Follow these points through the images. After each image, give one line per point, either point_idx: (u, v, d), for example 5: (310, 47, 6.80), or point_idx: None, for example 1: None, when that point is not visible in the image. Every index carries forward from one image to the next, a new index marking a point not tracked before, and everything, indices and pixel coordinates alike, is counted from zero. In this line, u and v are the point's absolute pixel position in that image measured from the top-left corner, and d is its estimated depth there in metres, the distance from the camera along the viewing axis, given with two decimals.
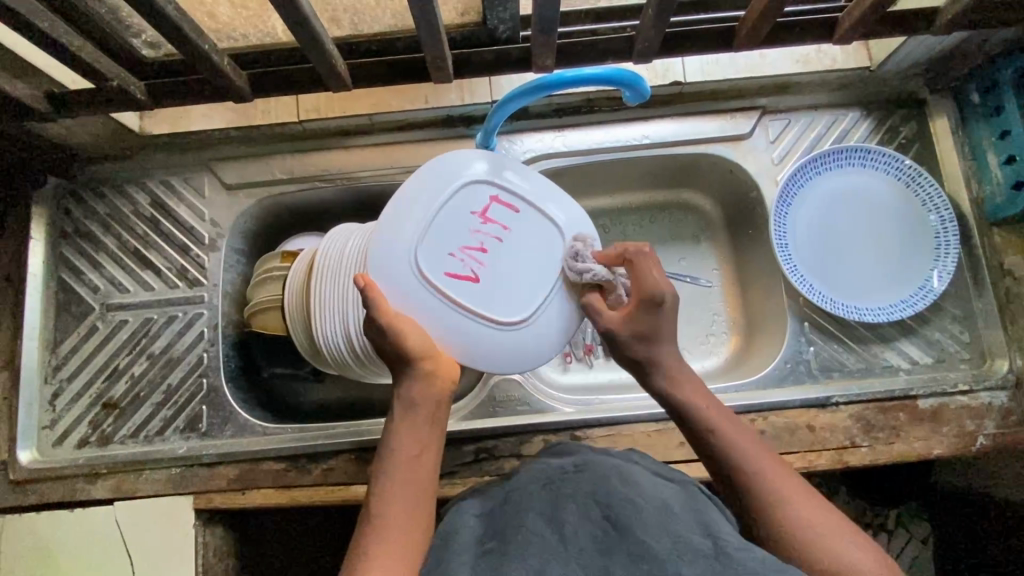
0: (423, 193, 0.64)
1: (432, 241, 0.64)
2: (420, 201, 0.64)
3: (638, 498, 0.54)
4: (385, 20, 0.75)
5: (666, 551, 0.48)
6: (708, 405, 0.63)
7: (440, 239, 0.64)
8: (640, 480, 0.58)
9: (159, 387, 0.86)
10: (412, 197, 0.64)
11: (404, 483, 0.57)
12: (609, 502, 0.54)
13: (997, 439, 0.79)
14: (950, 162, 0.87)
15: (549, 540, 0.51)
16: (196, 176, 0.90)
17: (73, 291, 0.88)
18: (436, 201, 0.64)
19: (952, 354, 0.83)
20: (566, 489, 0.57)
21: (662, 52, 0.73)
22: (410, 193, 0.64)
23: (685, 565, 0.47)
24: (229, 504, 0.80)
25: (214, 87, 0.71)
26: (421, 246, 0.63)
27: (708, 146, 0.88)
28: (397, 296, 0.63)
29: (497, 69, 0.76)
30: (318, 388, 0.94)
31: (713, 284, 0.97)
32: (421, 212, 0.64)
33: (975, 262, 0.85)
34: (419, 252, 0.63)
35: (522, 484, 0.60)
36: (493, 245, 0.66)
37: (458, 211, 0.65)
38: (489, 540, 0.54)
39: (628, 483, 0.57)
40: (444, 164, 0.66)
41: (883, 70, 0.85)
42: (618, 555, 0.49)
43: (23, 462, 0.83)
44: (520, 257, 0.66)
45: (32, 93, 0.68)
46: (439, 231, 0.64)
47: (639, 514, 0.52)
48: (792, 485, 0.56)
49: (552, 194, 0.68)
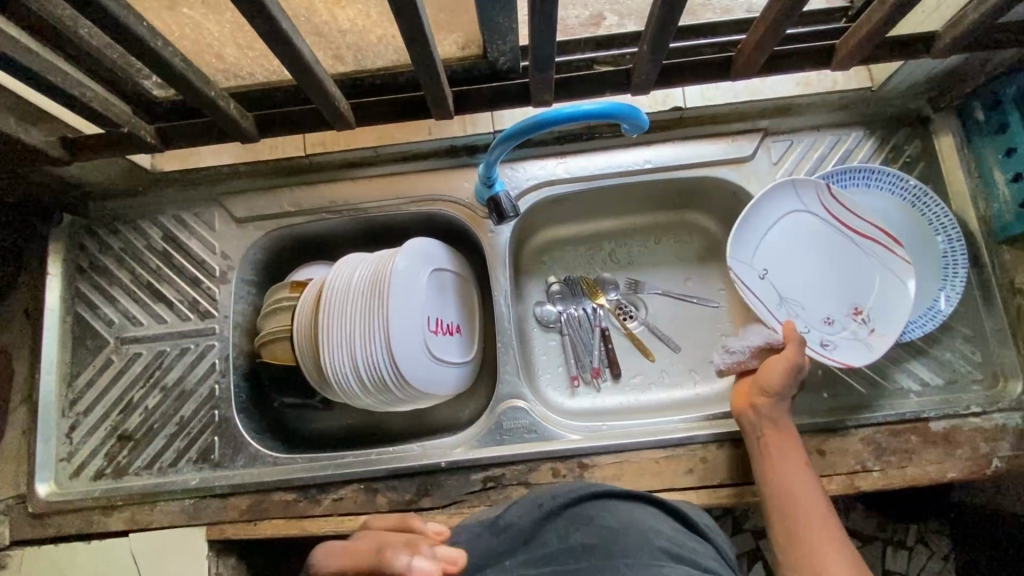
0: (767, 227, 0.86)
1: (898, 296, 0.82)
2: (895, 261, 0.83)
3: (621, 527, 0.56)
4: (388, 55, 0.74)
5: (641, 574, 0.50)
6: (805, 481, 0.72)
7: (817, 301, 0.86)
8: (632, 510, 0.59)
9: (172, 420, 0.87)
10: (824, 255, 0.87)
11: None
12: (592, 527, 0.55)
13: (1012, 462, 0.78)
14: (956, 181, 0.86)
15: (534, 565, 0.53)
16: (207, 211, 0.92)
17: (89, 325, 0.90)
18: (812, 268, 0.87)
19: (964, 374, 0.82)
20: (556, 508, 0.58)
21: (660, 82, 0.73)
22: (833, 222, 0.86)
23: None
24: (241, 535, 0.81)
25: (221, 129, 0.73)
26: (810, 297, 0.86)
27: (710, 169, 0.89)
28: (846, 349, 0.82)
29: (497, 103, 0.77)
30: (327, 416, 0.95)
31: (720, 305, 0.97)
32: (865, 290, 0.85)
33: (985, 282, 0.84)
34: (814, 304, 0.86)
35: (513, 506, 0.61)
36: (820, 308, 0.85)
37: (786, 258, 0.87)
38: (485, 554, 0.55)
39: (618, 511, 0.58)
40: (811, 201, 0.86)
41: (885, 90, 0.85)
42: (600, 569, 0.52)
43: (40, 496, 0.85)
44: (791, 287, 0.86)
45: (48, 140, 0.70)
46: (824, 298, 0.86)
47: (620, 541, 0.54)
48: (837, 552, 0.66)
49: (790, 248, 0.87)
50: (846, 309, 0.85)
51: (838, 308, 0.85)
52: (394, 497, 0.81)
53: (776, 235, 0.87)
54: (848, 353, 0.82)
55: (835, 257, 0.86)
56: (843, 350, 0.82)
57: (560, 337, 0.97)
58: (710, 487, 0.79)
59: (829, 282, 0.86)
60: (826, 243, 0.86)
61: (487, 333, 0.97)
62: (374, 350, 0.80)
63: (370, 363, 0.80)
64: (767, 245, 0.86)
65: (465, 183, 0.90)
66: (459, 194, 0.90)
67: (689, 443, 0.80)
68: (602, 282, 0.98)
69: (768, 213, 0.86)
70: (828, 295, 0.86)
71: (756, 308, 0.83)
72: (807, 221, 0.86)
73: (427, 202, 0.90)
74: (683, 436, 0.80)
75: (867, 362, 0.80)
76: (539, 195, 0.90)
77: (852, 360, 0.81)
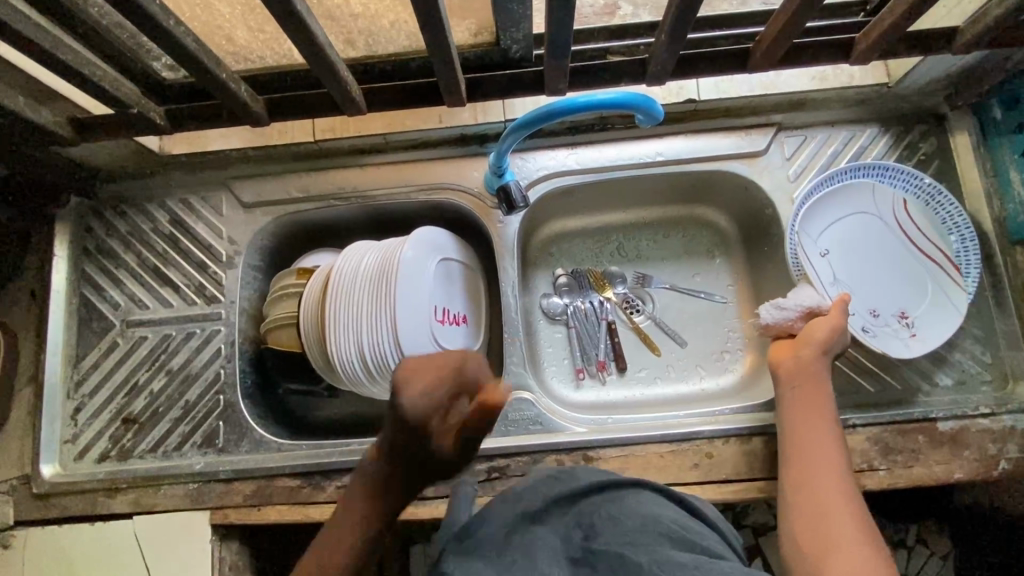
0: (836, 208, 0.87)
1: (946, 310, 0.82)
2: (951, 285, 0.83)
3: (620, 511, 0.55)
4: (399, 40, 0.73)
5: (646, 560, 0.49)
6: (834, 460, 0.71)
7: (869, 292, 0.85)
8: (634, 494, 0.58)
9: (177, 404, 0.87)
10: (883, 251, 0.86)
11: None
12: (590, 521, 0.55)
13: (1020, 464, 0.77)
14: (971, 180, 0.85)
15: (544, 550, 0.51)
16: (214, 195, 0.91)
17: (95, 307, 0.90)
18: (866, 261, 0.87)
19: (973, 375, 0.82)
20: (549, 504, 0.57)
21: (675, 73, 0.72)
22: (900, 221, 0.86)
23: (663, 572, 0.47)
24: (244, 520, 0.81)
25: (231, 112, 0.72)
26: (861, 287, 0.86)
27: (722, 163, 0.88)
28: (886, 343, 0.82)
29: (510, 91, 0.76)
30: (331, 403, 0.95)
31: (727, 300, 0.96)
32: (919, 295, 0.84)
33: (998, 283, 0.83)
34: (863, 295, 0.85)
35: (514, 498, 0.59)
36: (869, 300, 0.85)
37: (846, 245, 0.87)
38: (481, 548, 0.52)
39: (619, 495, 0.58)
40: (884, 194, 0.86)
41: (902, 86, 0.84)
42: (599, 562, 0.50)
43: (45, 476, 0.85)
44: (847, 272, 0.86)
45: (57, 119, 0.69)
46: (874, 292, 0.85)
47: (623, 529, 0.52)
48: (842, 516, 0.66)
49: (855, 238, 0.87)
50: (893, 310, 0.84)
51: (888, 305, 0.84)
52: None
53: (840, 220, 0.87)
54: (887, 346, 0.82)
55: (893, 260, 0.86)
56: (886, 343, 0.82)
57: (567, 330, 0.96)
58: (715, 483, 0.79)
59: (881, 277, 0.86)
60: (886, 239, 0.86)
61: (493, 324, 0.97)
62: (381, 338, 0.79)
63: (376, 351, 0.79)
64: (832, 226, 0.87)
65: (474, 173, 0.89)
66: (468, 183, 0.89)
67: (695, 438, 0.80)
68: (609, 275, 0.98)
69: (846, 194, 0.86)
70: (878, 289, 0.85)
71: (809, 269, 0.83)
72: (875, 215, 0.87)
73: (435, 191, 0.89)
74: (688, 431, 0.80)
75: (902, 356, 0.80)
76: (549, 186, 0.89)
77: (888, 350, 0.81)
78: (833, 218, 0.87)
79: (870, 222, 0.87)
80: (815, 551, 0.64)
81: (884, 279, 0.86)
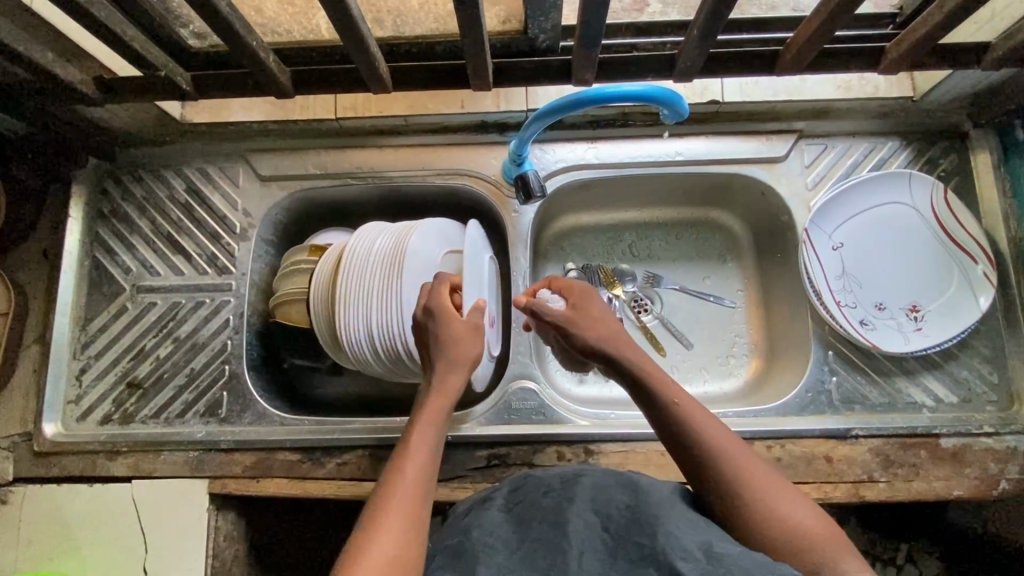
0: (853, 202, 0.86)
1: (956, 312, 0.82)
2: (980, 280, 0.82)
3: (637, 502, 0.54)
4: (428, 23, 0.74)
5: (662, 549, 0.48)
6: (699, 415, 0.62)
7: (881, 286, 0.86)
8: (652, 485, 0.57)
9: (182, 371, 0.87)
10: (899, 245, 0.86)
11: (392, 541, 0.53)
12: (607, 511, 0.54)
13: (1020, 485, 0.77)
14: (989, 199, 0.85)
15: (552, 541, 0.52)
16: (231, 166, 0.91)
17: (106, 271, 0.90)
18: (880, 256, 0.86)
19: (978, 394, 0.82)
20: (566, 495, 0.57)
21: (703, 71, 0.72)
22: (916, 216, 0.85)
23: (682, 565, 0.47)
24: (243, 491, 0.81)
25: (257, 82, 0.72)
26: (873, 281, 0.86)
27: (741, 166, 0.88)
28: (890, 338, 0.83)
29: (536, 79, 0.76)
30: (335, 382, 0.95)
31: (737, 305, 0.96)
32: (932, 291, 0.84)
33: (1010, 304, 0.83)
34: (874, 289, 0.86)
35: (526, 490, 0.60)
36: (878, 293, 0.85)
37: (860, 240, 0.87)
38: (502, 551, 0.52)
39: (632, 484, 0.57)
40: (902, 189, 0.85)
41: (927, 101, 0.84)
42: (620, 562, 0.50)
43: (47, 435, 0.85)
44: (859, 265, 0.86)
45: (82, 77, 0.69)
46: (885, 286, 0.86)
47: (640, 520, 0.52)
48: (751, 470, 0.58)
49: (871, 231, 0.87)
50: (903, 304, 0.85)
51: (897, 299, 0.85)
52: None
53: (857, 214, 0.86)
54: (891, 342, 0.83)
55: (914, 252, 0.86)
56: (888, 338, 0.83)
57: None
58: None
59: (894, 271, 0.86)
60: (901, 233, 0.86)
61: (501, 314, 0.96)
62: (390, 320, 0.80)
63: (385, 333, 0.80)
64: (853, 218, 0.87)
65: (492, 161, 0.90)
66: (486, 170, 0.89)
67: None
68: (620, 272, 0.97)
69: (865, 190, 0.86)
70: (889, 283, 0.86)
71: (812, 271, 0.84)
72: (893, 209, 0.86)
73: (452, 176, 0.89)
74: None
75: (902, 351, 0.82)
76: (566, 178, 0.89)
77: (889, 345, 0.82)
78: (851, 212, 0.86)
79: (888, 218, 0.86)
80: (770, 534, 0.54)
81: (898, 274, 0.86)
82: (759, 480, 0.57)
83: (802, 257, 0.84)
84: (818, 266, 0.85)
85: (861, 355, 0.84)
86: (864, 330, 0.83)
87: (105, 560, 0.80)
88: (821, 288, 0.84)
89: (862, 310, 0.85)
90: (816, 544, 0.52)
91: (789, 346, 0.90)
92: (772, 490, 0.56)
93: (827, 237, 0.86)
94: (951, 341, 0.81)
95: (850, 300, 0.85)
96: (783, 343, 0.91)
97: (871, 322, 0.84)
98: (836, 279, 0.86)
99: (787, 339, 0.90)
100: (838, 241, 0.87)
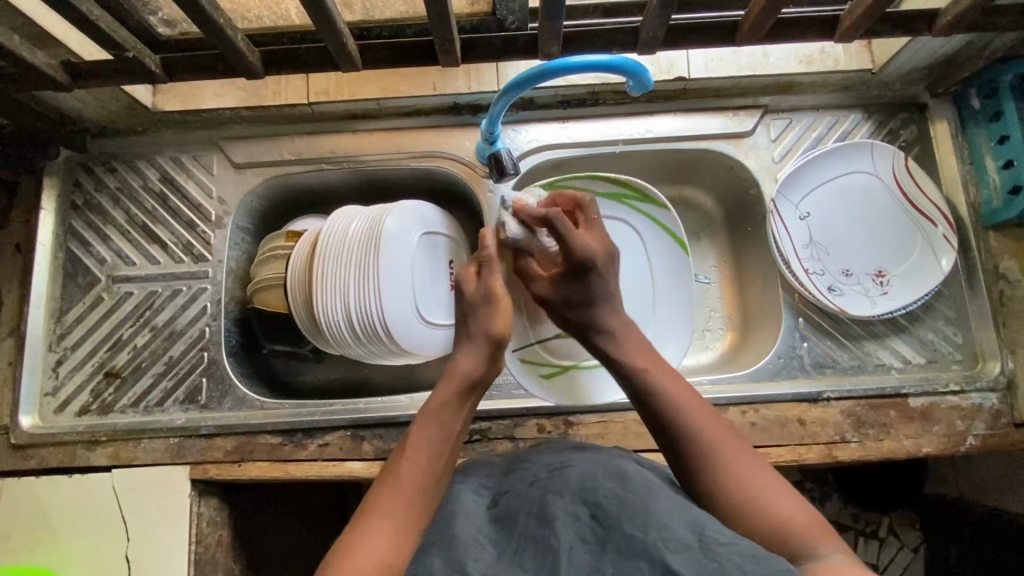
0: (819, 171, 0.88)
1: (920, 275, 0.85)
2: (940, 242, 0.85)
3: (626, 491, 0.55)
4: (397, 6, 0.77)
5: (654, 540, 0.49)
6: (690, 405, 0.64)
7: (848, 253, 0.88)
8: (642, 475, 0.58)
9: (161, 359, 0.87)
10: (866, 212, 0.88)
11: (379, 549, 0.54)
12: (596, 499, 0.54)
13: (986, 440, 0.80)
14: (949, 167, 0.88)
15: (541, 541, 0.52)
16: (205, 154, 0.92)
17: (80, 262, 0.90)
18: (848, 225, 0.88)
19: (944, 355, 0.84)
20: (552, 482, 0.57)
21: (666, 44, 0.74)
22: (881, 184, 0.88)
23: (672, 556, 0.48)
24: (224, 476, 0.81)
25: (228, 64, 0.72)
26: (841, 248, 0.88)
27: (709, 142, 0.89)
28: (857, 303, 0.85)
29: (505, 56, 0.76)
30: (317, 369, 0.96)
31: (710, 280, 0.99)
32: (895, 256, 0.87)
33: (971, 267, 0.85)
34: (842, 256, 0.88)
35: (513, 482, 0.60)
36: (847, 260, 0.88)
37: (828, 208, 0.89)
38: (491, 547, 0.54)
39: (626, 474, 0.57)
40: (866, 159, 0.88)
41: (885, 73, 0.86)
42: (608, 554, 0.50)
43: (24, 427, 0.84)
44: (827, 232, 0.88)
45: (51, 62, 0.69)
46: (852, 252, 0.88)
47: (630, 508, 0.53)
48: (742, 460, 0.59)
49: (839, 200, 0.89)
50: (870, 269, 0.87)
51: (864, 264, 0.87)
52: (380, 445, 0.82)
53: (824, 184, 0.88)
54: (858, 306, 0.85)
55: (880, 219, 0.88)
56: (856, 302, 0.85)
57: None
58: None
59: (860, 238, 0.88)
60: (868, 201, 0.88)
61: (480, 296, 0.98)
62: (368, 300, 0.80)
63: (363, 312, 0.80)
64: (819, 188, 0.89)
65: (466, 142, 0.90)
66: (460, 152, 0.90)
67: None
68: None
69: (831, 160, 0.88)
70: (856, 250, 0.88)
71: (782, 242, 0.86)
72: (858, 177, 0.88)
73: (427, 158, 0.90)
74: None
75: (868, 315, 0.84)
76: (540, 159, 0.90)
77: (856, 310, 0.85)
78: (817, 182, 0.88)
79: (854, 187, 0.88)
80: (741, 515, 0.56)
81: (865, 242, 0.88)
82: (744, 467, 0.59)
83: (771, 227, 0.86)
84: (786, 235, 0.87)
85: (827, 322, 0.86)
86: (832, 296, 0.85)
87: (86, 552, 0.79)
88: (789, 256, 0.86)
89: (830, 276, 0.87)
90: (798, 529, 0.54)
91: (761, 317, 0.92)
92: (757, 476, 0.58)
93: (794, 208, 0.88)
94: (916, 303, 0.84)
95: (818, 267, 0.87)
96: (756, 315, 0.93)
97: (838, 288, 0.86)
98: (804, 246, 0.88)
99: (760, 309, 0.93)
100: (805, 210, 0.89)
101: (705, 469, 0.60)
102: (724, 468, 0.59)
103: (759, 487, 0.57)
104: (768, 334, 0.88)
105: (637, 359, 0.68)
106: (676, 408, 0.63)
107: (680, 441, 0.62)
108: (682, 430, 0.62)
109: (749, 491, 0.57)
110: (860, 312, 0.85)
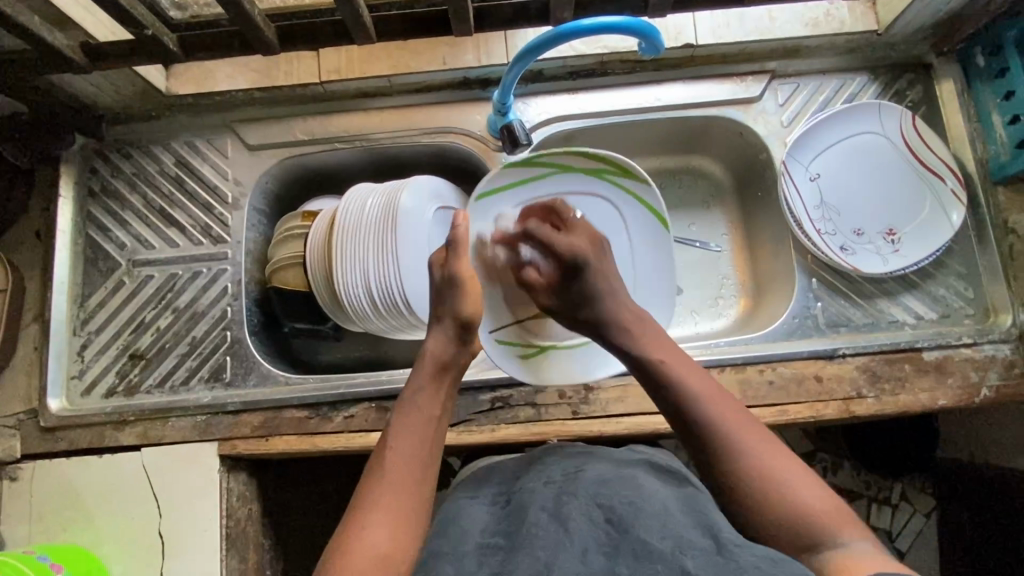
0: (829, 132, 0.89)
1: (930, 232, 0.86)
2: (949, 199, 0.86)
3: (641, 500, 0.54)
4: None
5: (668, 546, 0.48)
6: (706, 389, 0.61)
7: (858, 213, 0.89)
8: (654, 488, 0.57)
9: (184, 339, 0.88)
10: (875, 172, 0.89)
11: (378, 541, 0.53)
12: (609, 503, 0.54)
13: (1001, 390, 0.81)
14: (956, 124, 0.89)
15: (554, 533, 0.51)
16: (219, 137, 0.93)
17: (100, 247, 0.91)
18: (857, 185, 0.90)
19: (957, 309, 0.85)
20: (567, 489, 0.57)
21: (676, 6, 0.75)
22: (889, 143, 0.89)
23: (688, 559, 0.46)
24: (253, 451, 0.82)
25: (245, 40, 0.73)
26: (850, 208, 0.89)
27: (718, 109, 0.90)
28: (870, 260, 0.87)
29: (516, 24, 0.77)
30: (335, 347, 0.98)
31: (722, 248, 1.00)
32: (905, 214, 0.88)
33: (981, 222, 0.86)
34: (852, 215, 0.89)
35: (530, 485, 0.60)
36: (857, 219, 0.89)
37: (837, 169, 0.90)
38: (503, 545, 0.53)
39: (637, 487, 0.57)
40: (873, 119, 0.89)
41: (891, 34, 0.87)
42: (621, 554, 0.49)
43: (53, 410, 0.85)
44: (838, 193, 0.90)
45: (70, 43, 0.70)
46: (862, 212, 0.89)
47: (643, 514, 0.52)
48: (758, 442, 0.57)
49: (848, 160, 0.90)
50: (880, 228, 0.88)
51: (875, 223, 0.89)
52: None
53: (833, 146, 0.90)
54: (870, 264, 0.86)
55: (889, 179, 0.89)
56: (868, 260, 0.87)
57: None
58: None
59: (870, 197, 0.89)
60: (876, 161, 0.89)
61: None
62: (387, 273, 0.82)
63: (382, 285, 0.82)
64: (828, 150, 0.90)
65: (477, 116, 0.91)
66: (471, 126, 0.91)
67: None
68: None
69: (840, 121, 0.89)
70: (866, 209, 0.89)
71: (793, 203, 0.87)
72: (866, 138, 0.89)
73: (439, 134, 0.91)
74: None
75: (880, 272, 0.85)
76: (549, 132, 0.91)
77: (868, 268, 0.86)
78: (826, 144, 0.90)
79: (862, 148, 0.89)
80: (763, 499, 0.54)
81: (874, 201, 0.89)
82: (764, 450, 0.57)
83: (782, 188, 0.87)
84: (798, 195, 0.88)
85: (841, 281, 0.87)
86: (844, 257, 0.86)
87: (121, 529, 0.80)
88: (802, 214, 0.87)
89: (841, 236, 0.88)
90: (817, 517, 0.53)
91: (773, 281, 0.93)
92: (781, 459, 0.56)
93: (805, 169, 0.89)
94: (928, 259, 0.85)
95: (829, 227, 0.88)
96: (767, 279, 0.95)
97: (850, 247, 0.88)
98: (815, 206, 0.89)
99: (771, 272, 0.94)
100: (816, 171, 0.90)
101: (722, 447, 0.57)
102: (738, 448, 0.57)
103: (779, 469, 0.56)
104: (781, 295, 0.90)
105: (657, 348, 0.66)
106: (689, 390, 0.61)
107: (696, 424, 0.59)
108: (696, 407, 0.60)
109: (768, 471, 0.56)
110: (871, 270, 0.86)
